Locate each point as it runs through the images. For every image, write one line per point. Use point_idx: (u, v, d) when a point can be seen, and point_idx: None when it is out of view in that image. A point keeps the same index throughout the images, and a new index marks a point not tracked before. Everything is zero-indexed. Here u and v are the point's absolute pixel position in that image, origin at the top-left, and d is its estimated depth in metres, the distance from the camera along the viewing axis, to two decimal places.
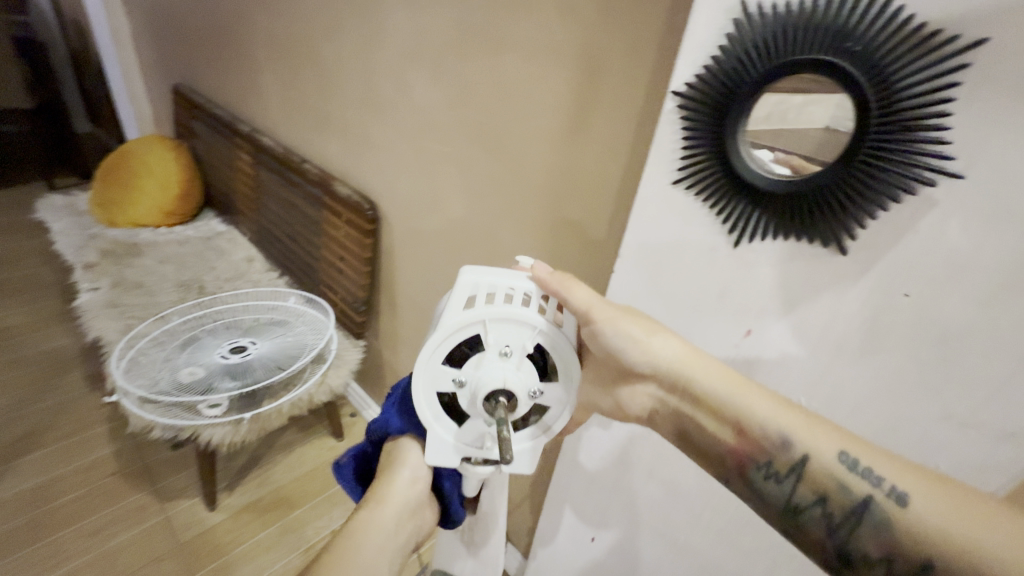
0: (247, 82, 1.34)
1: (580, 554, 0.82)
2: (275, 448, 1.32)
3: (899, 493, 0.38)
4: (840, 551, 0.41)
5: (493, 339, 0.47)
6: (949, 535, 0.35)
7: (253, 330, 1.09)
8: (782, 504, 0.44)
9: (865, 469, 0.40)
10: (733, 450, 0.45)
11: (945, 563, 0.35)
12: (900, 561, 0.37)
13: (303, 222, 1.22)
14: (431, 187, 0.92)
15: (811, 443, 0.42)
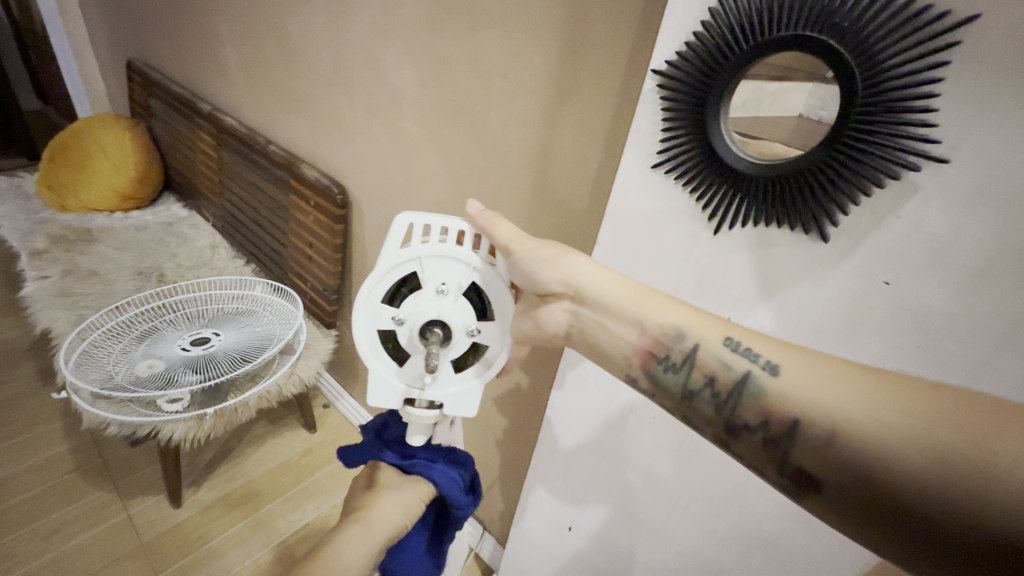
0: (208, 58, 1.27)
1: (557, 544, 0.81)
2: (245, 441, 1.27)
3: (772, 365, 0.37)
4: (727, 425, 0.38)
5: (428, 276, 0.45)
6: (820, 395, 0.34)
7: (216, 321, 1.04)
8: (677, 391, 0.41)
9: (744, 349, 0.38)
10: (638, 346, 0.43)
11: (813, 420, 0.33)
12: (774, 428, 0.35)
13: (269, 207, 1.16)
14: (404, 171, 0.88)
15: (705, 336, 0.40)
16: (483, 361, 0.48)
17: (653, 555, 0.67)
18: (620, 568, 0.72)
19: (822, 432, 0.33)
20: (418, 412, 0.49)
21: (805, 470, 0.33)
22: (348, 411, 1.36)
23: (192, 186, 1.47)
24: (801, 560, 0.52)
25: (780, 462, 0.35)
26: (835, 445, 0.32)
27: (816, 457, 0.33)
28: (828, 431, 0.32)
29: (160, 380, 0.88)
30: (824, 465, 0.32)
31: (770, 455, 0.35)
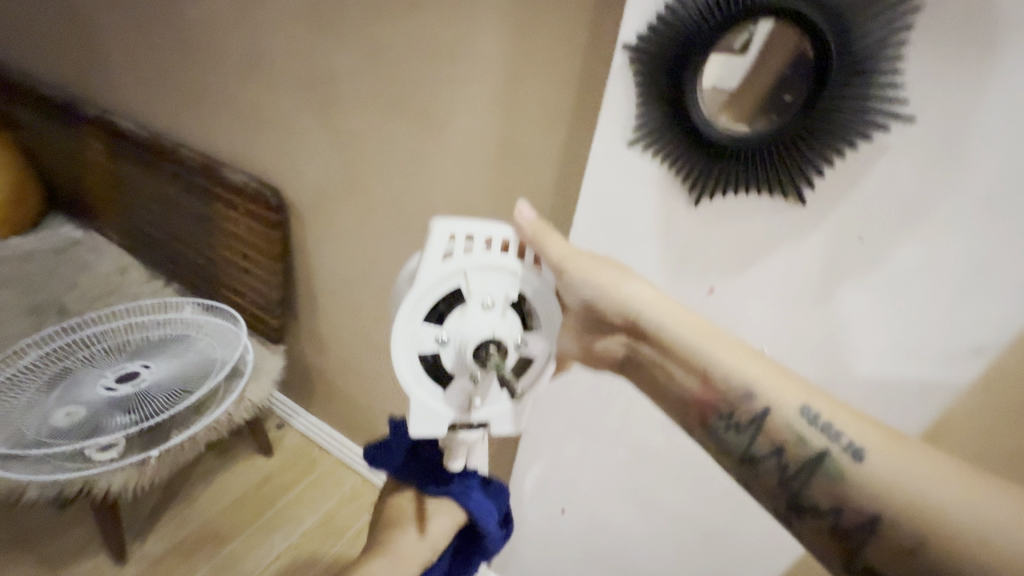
0: (84, 53, 1.09)
1: (549, 532, 0.81)
2: (191, 480, 1.15)
3: (856, 449, 0.37)
4: (790, 498, 0.40)
5: (476, 289, 0.39)
6: (909, 488, 0.35)
7: (144, 353, 0.92)
8: (740, 453, 0.43)
9: (826, 422, 0.39)
10: (698, 399, 0.44)
11: (896, 520, 0.35)
12: (848, 519, 0.37)
13: (188, 218, 1.04)
14: (347, 170, 0.82)
15: (778, 399, 0.41)
16: (534, 373, 0.43)
17: (648, 526, 0.69)
18: (615, 543, 0.74)
19: (907, 537, 0.34)
20: (466, 434, 0.44)
21: (874, 564, 0.36)
22: (305, 429, 1.27)
23: (84, 202, 1.28)
24: None
25: (851, 552, 0.37)
26: (921, 553, 0.34)
27: (895, 560, 0.35)
28: (915, 536, 0.34)
29: (87, 429, 0.77)
30: (901, 565, 0.35)
31: (839, 544, 0.38)
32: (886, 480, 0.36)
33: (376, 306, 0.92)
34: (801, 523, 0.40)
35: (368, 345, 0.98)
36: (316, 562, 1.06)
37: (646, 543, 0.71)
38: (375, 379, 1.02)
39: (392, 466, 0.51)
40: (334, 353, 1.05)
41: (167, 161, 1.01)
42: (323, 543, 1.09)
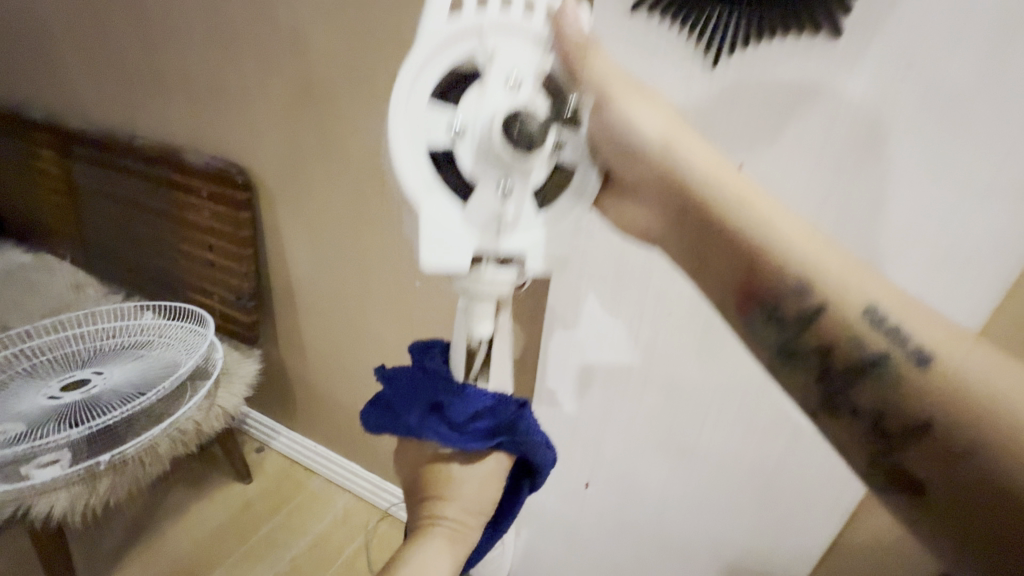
0: (24, 53, 1.01)
1: (574, 512, 0.71)
2: (160, 516, 1.02)
3: (922, 354, 0.30)
4: (828, 396, 0.33)
5: (495, 56, 0.32)
6: (987, 394, 0.28)
7: (97, 360, 0.81)
8: (776, 345, 0.34)
9: (895, 324, 0.30)
10: (730, 286, 0.35)
11: (957, 423, 0.28)
12: (892, 422, 0.30)
13: (147, 215, 0.95)
14: (316, 134, 0.74)
15: (840, 289, 0.32)
16: (573, 187, 0.35)
17: (688, 484, 0.60)
18: (651, 514, 0.65)
19: (962, 441, 0.28)
20: (495, 271, 0.34)
21: (911, 470, 0.30)
22: (286, 448, 1.15)
23: (31, 220, 1.17)
24: None
25: (883, 452, 0.31)
26: (973, 459, 0.28)
27: (937, 468, 0.29)
28: (975, 438, 0.27)
29: (22, 437, 0.65)
30: (944, 474, 0.29)
31: (871, 443, 0.31)
32: (958, 379, 0.29)
33: (359, 286, 0.83)
34: (824, 423, 0.33)
35: (352, 334, 0.89)
36: None
37: (686, 506, 0.62)
38: (363, 375, 0.92)
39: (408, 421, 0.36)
40: (315, 351, 0.95)
41: (125, 155, 0.93)
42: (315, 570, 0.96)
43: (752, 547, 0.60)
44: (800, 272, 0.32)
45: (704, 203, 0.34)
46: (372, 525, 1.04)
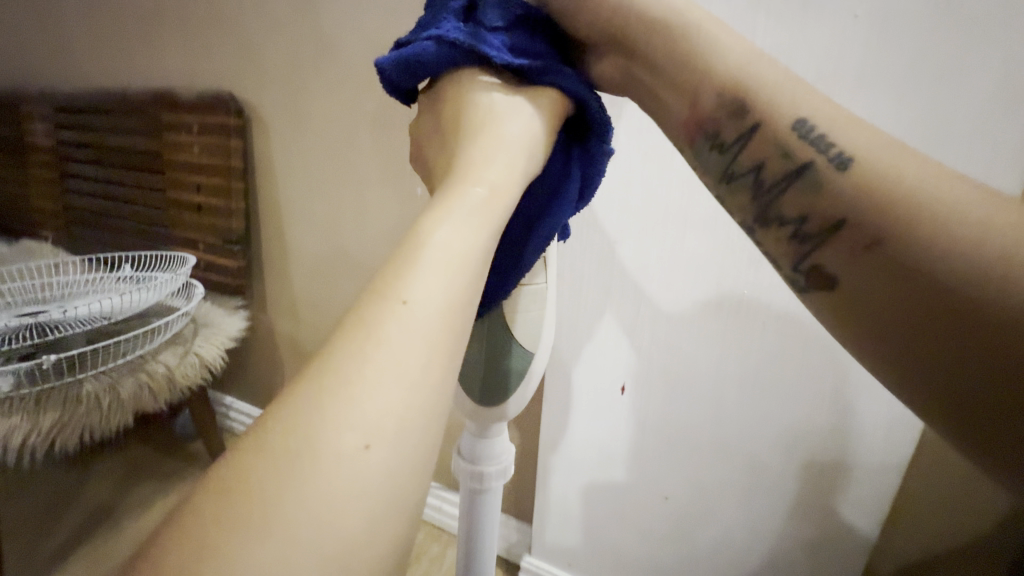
0: (14, 24, 0.99)
1: (612, 416, 0.62)
2: (118, 513, 0.86)
3: (846, 160, 0.27)
4: (762, 215, 0.31)
5: None
6: (906, 191, 0.25)
7: (59, 299, 0.71)
8: (717, 170, 0.33)
9: (823, 134, 0.28)
10: (682, 121, 0.33)
11: (870, 213, 0.26)
12: (817, 222, 0.28)
13: (135, 167, 0.90)
14: (306, 41, 0.71)
15: (769, 103, 0.29)
16: None
17: (747, 351, 0.53)
18: (704, 406, 0.56)
19: (872, 232, 0.26)
20: None
21: (826, 266, 0.28)
22: None
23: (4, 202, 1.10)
24: None
25: (801, 256, 0.29)
26: (881, 246, 0.25)
27: (855, 265, 0.27)
28: (879, 227, 0.25)
29: None
30: (861, 272, 0.26)
31: (792, 248, 0.30)
32: (879, 182, 0.26)
33: (354, 213, 0.76)
34: (761, 238, 0.32)
35: (347, 273, 0.81)
36: None
37: (746, 383, 0.54)
38: None
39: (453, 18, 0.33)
40: (308, 303, 0.86)
41: (112, 108, 0.89)
42: None
43: (834, 423, 0.51)
44: (731, 84, 0.30)
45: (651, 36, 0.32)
46: None
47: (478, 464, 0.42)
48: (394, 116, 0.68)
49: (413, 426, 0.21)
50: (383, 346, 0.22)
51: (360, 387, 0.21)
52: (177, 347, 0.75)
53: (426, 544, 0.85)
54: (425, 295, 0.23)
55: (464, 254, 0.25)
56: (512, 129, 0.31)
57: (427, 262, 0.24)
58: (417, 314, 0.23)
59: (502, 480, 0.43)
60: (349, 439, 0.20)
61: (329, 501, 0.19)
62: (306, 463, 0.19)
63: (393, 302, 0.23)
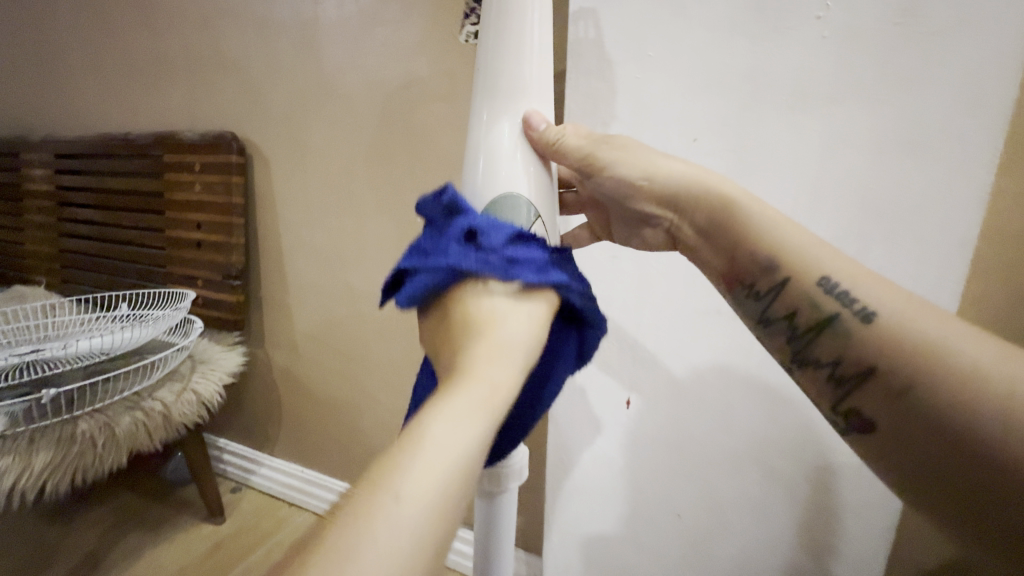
0: (23, 75, 1.02)
1: (618, 433, 0.60)
2: (104, 565, 0.81)
3: (868, 311, 0.33)
4: (799, 355, 0.37)
5: None
6: (926, 337, 0.31)
7: (56, 337, 0.71)
8: (755, 314, 0.39)
9: (843, 289, 0.34)
10: (724, 271, 0.40)
11: (895, 363, 0.31)
12: (848, 368, 0.34)
13: (136, 207, 0.92)
14: (308, 80, 0.74)
15: (799, 262, 0.36)
16: None
17: (749, 355, 0.52)
18: (710, 417, 0.55)
19: (899, 380, 0.31)
20: None
21: (863, 412, 0.33)
22: (268, 483, 0.98)
23: None
24: (928, 214, 0.43)
25: (840, 397, 0.35)
26: (910, 395, 0.30)
27: (888, 409, 0.32)
28: (905, 378, 0.31)
29: None
30: (895, 419, 0.31)
31: (833, 392, 0.35)
32: (907, 334, 0.31)
33: (353, 242, 0.77)
34: (799, 371, 0.38)
35: (345, 302, 0.81)
36: None
37: (751, 389, 0.53)
38: (358, 354, 0.82)
39: (450, 242, 0.33)
40: (307, 336, 0.86)
41: (115, 150, 0.91)
42: None
43: None
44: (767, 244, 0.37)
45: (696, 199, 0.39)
46: None
47: (493, 463, 0.42)
48: (394, 148, 0.71)
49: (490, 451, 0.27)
50: (471, 393, 0.28)
51: (464, 415, 0.27)
52: (174, 384, 0.73)
53: None
54: (503, 364, 0.30)
55: (524, 341, 0.31)
56: (520, 333, 0.31)
57: (505, 335, 0.31)
58: (501, 371, 0.30)
59: (517, 479, 0.43)
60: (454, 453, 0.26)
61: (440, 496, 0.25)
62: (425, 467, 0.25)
63: (481, 364, 0.29)
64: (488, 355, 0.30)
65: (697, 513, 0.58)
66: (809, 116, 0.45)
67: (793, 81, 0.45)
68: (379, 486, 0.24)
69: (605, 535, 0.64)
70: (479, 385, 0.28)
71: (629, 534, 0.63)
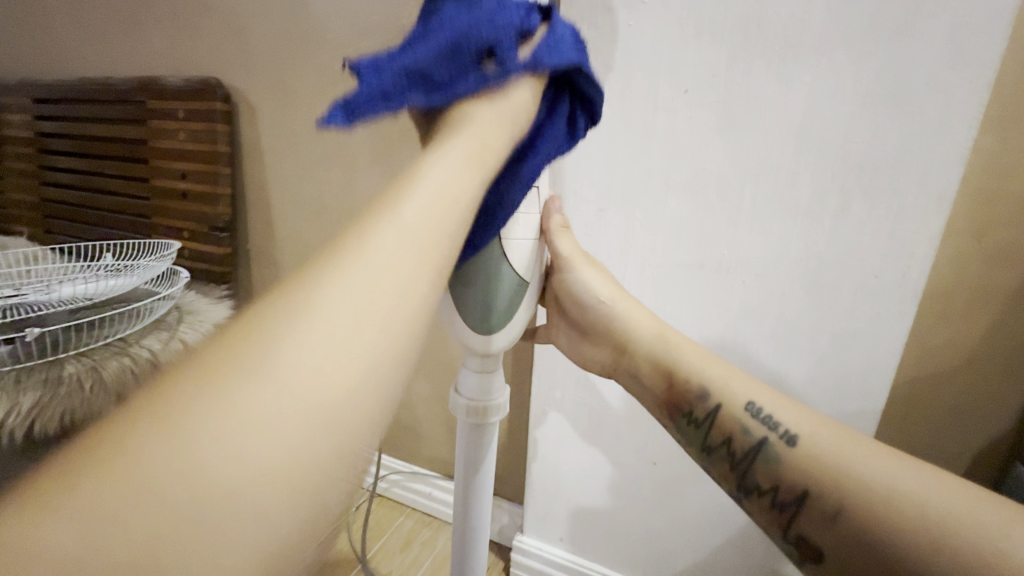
0: None
1: (598, 387, 0.62)
2: None
3: (789, 434, 0.36)
4: (741, 485, 0.38)
5: None
6: (844, 465, 0.32)
7: (43, 280, 0.71)
8: (698, 443, 0.40)
9: (768, 414, 0.37)
10: (665, 400, 0.42)
11: (824, 493, 0.32)
12: (785, 494, 0.34)
13: (120, 155, 0.90)
14: (294, 26, 0.72)
15: (726, 390, 0.39)
16: None
17: (727, 309, 0.54)
18: None
19: (832, 504, 0.32)
20: None
21: (811, 540, 0.33)
22: None
23: None
24: (906, 170, 0.44)
25: (787, 528, 0.34)
26: (844, 521, 0.31)
27: (831, 538, 0.31)
28: (835, 503, 0.31)
29: None
30: (836, 544, 0.31)
31: (777, 519, 0.35)
32: (828, 459, 0.33)
33: (342, 196, 0.77)
34: (745, 504, 0.38)
35: None
36: None
37: (727, 343, 0.55)
38: None
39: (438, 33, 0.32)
40: None
41: (96, 96, 0.89)
42: None
43: (814, 374, 0.52)
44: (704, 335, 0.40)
45: (660, 334, 0.43)
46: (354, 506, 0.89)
47: (476, 399, 0.43)
48: (383, 99, 0.70)
49: (357, 387, 0.22)
50: (319, 315, 0.22)
51: (309, 341, 0.21)
52: (161, 333, 0.72)
53: (415, 530, 0.85)
54: (327, 375, 0.21)
55: (370, 331, 0.23)
56: (512, 99, 0.33)
57: (385, 231, 0.25)
58: (361, 312, 0.23)
59: (499, 414, 0.44)
60: (284, 388, 0.20)
61: (271, 443, 0.19)
62: (252, 412, 0.20)
63: (346, 265, 0.24)
64: (362, 256, 0.24)
65: (671, 460, 0.61)
66: (799, 66, 0.45)
67: (785, 31, 0.44)
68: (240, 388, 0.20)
69: (582, 483, 0.67)
70: (336, 301, 0.23)
71: (606, 482, 0.65)
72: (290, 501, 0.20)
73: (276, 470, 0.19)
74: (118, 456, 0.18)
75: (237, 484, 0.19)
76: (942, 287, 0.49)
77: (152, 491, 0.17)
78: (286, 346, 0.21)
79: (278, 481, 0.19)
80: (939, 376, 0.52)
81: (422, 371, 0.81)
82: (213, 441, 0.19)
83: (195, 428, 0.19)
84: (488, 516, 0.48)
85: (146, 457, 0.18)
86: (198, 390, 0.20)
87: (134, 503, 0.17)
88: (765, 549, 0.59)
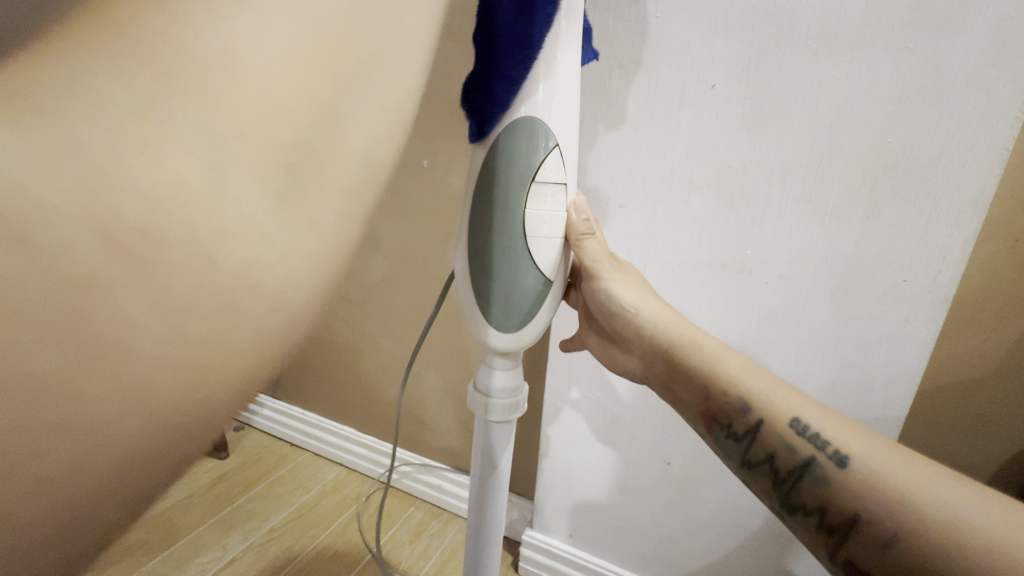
0: None
1: (616, 386, 0.61)
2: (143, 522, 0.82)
3: (841, 455, 0.35)
4: (786, 502, 0.37)
5: None
6: (901, 491, 0.32)
7: None
8: (738, 457, 0.39)
9: (815, 432, 0.36)
10: (704, 409, 0.41)
11: (878, 518, 0.32)
12: (833, 517, 0.34)
13: None
14: None
15: (769, 405, 0.38)
16: None
17: (748, 310, 0.53)
18: None
19: (888, 531, 0.31)
20: None
21: (862, 566, 0.32)
22: (270, 423, 1.02)
23: None
24: (939, 168, 0.43)
25: (835, 551, 0.33)
26: (898, 549, 0.30)
27: (880, 563, 0.31)
28: (891, 530, 0.31)
29: None
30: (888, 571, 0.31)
31: (823, 541, 0.34)
32: (882, 484, 0.32)
33: None
34: (787, 523, 0.37)
35: None
36: (291, 560, 0.77)
37: (745, 343, 0.54)
38: (360, 301, 0.82)
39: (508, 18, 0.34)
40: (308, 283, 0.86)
41: None
42: (305, 537, 0.81)
43: (840, 381, 0.51)
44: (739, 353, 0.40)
45: (696, 342, 0.42)
46: (364, 495, 0.90)
47: (491, 394, 0.43)
48: None
49: (271, 183, 0.35)
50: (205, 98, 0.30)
51: (212, 143, 0.31)
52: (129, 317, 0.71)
53: (425, 521, 0.86)
54: (250, 132, 0.32)
55: (268, 80, 0.33)
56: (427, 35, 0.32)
57: (267, 45, 0.32)
58: (251, 72, 0.32)
59: (516, 413, 0.44)
60: (183, 177, 0.30)
61: (205, 222, 0.31)
62: (176, 150, 0.29)
63: (202, 54, 0.30)
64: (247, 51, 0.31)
65: (687, 462, 0.60)
66: (831, 61, 0.43)
67: (817, 25, 0.43)
68: (145, 124, 0.28)
69: (595, 482, 0.67)
70: (216, 100, 0.30)
71: (618, 480, 0.65)
72: (235, 276, 0.34)
73: (200, 243, 0.31)
74: (99, 241, 0.27)
75: (185, 207, 0.30)
76: (971, 293, 0.48)
77: (84, 253, 0.26)
78: (177, 142, 0.29)
79: (200, 274, 0.32)
80: (966, 384, 0.50)
81: (436, 365, 0.81)
82: (148, 228, 0.29)
83: (132, 220, 0.28)
84: (503, 518, 0.48)
85: (53, 236, 0.25)
86: (87, 167, 0.26)
87: (75, 232, 0.26)
88: (779, 553, 0.58)
